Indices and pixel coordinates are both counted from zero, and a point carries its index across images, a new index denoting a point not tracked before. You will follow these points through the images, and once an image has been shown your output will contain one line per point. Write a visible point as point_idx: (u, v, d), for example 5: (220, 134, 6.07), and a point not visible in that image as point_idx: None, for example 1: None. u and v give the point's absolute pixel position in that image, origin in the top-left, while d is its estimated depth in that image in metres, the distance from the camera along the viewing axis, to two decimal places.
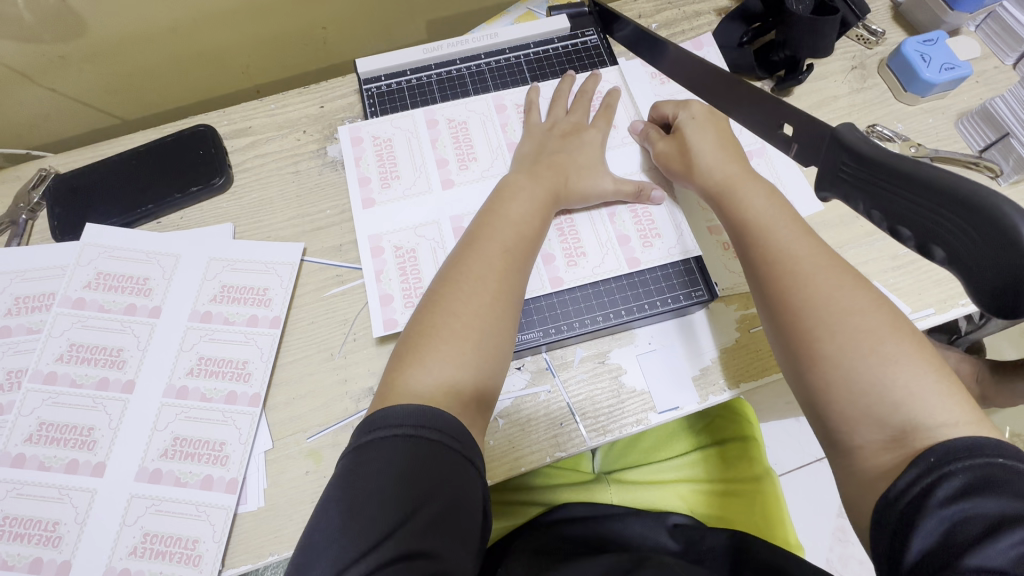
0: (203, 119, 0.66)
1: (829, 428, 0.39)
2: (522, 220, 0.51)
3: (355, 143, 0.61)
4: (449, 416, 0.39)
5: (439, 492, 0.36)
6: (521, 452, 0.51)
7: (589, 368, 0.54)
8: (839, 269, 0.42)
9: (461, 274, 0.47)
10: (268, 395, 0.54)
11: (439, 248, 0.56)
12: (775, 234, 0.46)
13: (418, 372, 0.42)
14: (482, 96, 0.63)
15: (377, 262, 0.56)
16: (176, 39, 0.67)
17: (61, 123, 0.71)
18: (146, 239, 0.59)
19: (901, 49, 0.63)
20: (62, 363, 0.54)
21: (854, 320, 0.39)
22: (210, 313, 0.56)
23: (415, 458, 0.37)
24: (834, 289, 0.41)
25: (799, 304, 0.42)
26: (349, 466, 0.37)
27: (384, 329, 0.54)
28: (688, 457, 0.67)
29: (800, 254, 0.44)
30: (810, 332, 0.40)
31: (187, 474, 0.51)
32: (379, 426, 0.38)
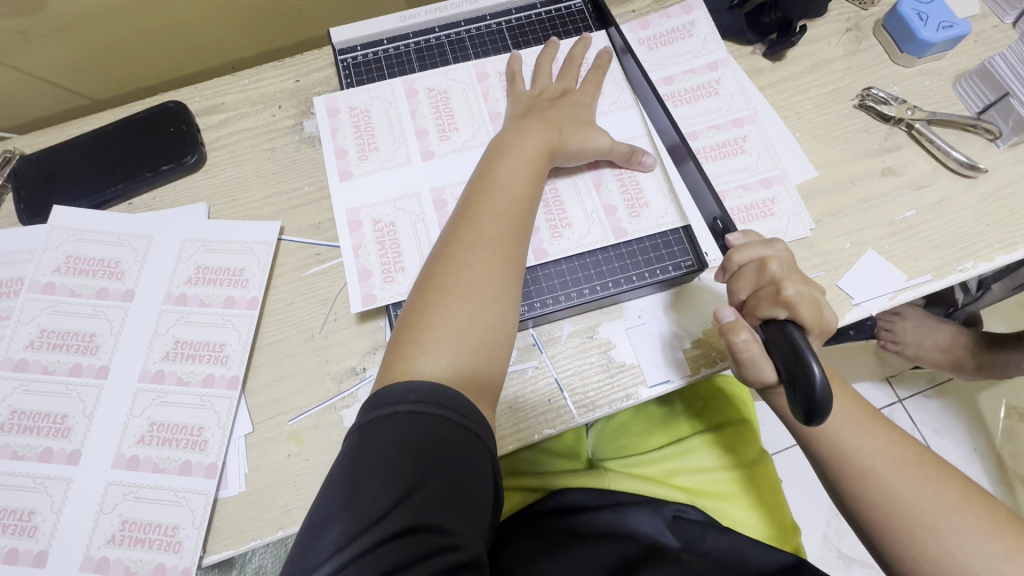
0: (174, 96, 0.63)
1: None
2: (520, 187, 0.49)
3: (331, 115, 0.58)
4: (453, 392, 0.38)
5: (446, 465, 0.35)
6: (508, 431, 0.50)
7: (578, 343, 0.53)
8: (894, 444, 0.47)
9: (459, 246, 0.45)
10: (247, 377, 0.52)
11: (419, 221, 0.54)
12: (844, 438, 0.47)
13: (417, 349, 0.41)
14: (463, 64, 0.61)
15: (355, 237, 0.54)
16: (142, 12, 0.64)
17: (27, 103, 0.68)
18: (117, 220, 0.57)
19: (897, 8, 0.61)
20: (33, 350, 0.52)
21: (921, 493, 0.44)
22: (186, 295, 0.54)
23: (421, 435, 0.35)
24: (910, 486, 0.45)
25: (875, 494, 0.45)
26: (353, 445, 0.36)
27: (362, 304, 0.52)
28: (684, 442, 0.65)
29: (868, 456, 0.46)
30: (889, 509, 0.45)
31: (166, 460, 0.49)
32: (381, 402, 0.37)
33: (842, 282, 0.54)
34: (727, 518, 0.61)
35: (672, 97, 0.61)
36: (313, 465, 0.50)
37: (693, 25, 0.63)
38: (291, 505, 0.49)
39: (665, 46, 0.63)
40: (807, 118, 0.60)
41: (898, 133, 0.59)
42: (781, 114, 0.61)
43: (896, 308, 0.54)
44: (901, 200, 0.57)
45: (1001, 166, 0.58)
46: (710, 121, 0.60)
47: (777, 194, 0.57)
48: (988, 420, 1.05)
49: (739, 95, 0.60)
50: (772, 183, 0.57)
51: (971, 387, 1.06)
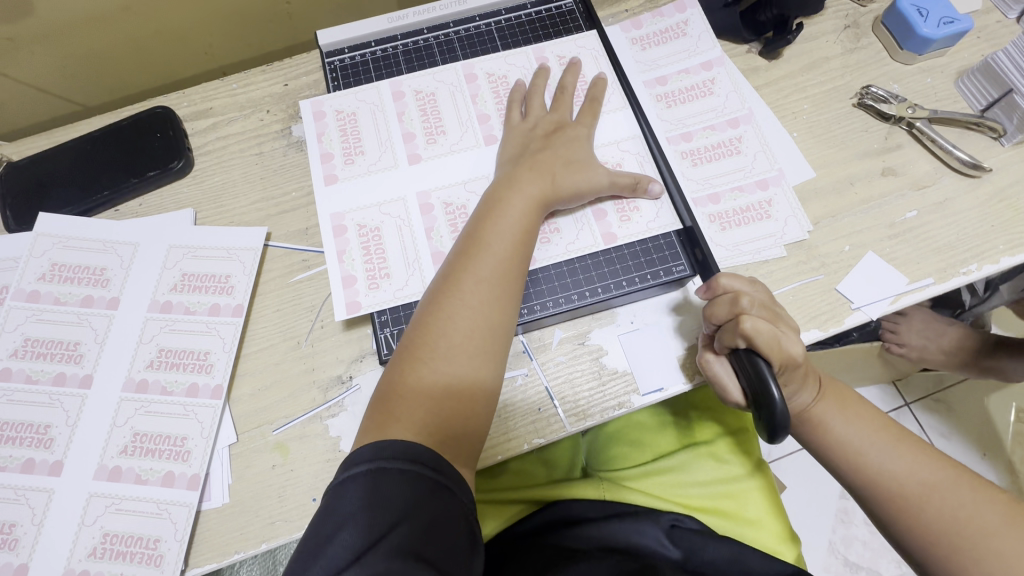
0: (162, 101, 0.63)
1: None
2: (510, 251, 0.47)
3: (318, 119, 0.57)
4: (427, 449, 0.38)
5: (416, 516, 0.35)
6: (496, 441, 0.49)
7: (569, 350, 0.51)
8: (928, 464, 0.45)
9: (444, 315, 0.44)
10: (232, 386, 0.51)
11: (405, 226, 0.54)
12: (871, 461, 0.46)
13: (392, 418, 0.41)
14: (451, 65, 0.60)
15: (339, 243, 0.53)
16: (130, 18, 0.64)
17: (17, 110, 0.68)
18: (103, 228, 0.56)
19: (896, 4, 0.59)
20: (17, 360, 0.52)
21: (962, 516, 0.42)
22: (170, 302, 0.53)
23: (389, 489, 0.36)
24: (943, 507, 0.43)
25: (912, 518, 0.44)
26: (327, 501, 0.36)
27: (347, 312, 0.51)
28: (677, 450, 0.64)
29: (898, 479, 0.45)
30: (927, 535, 0.43)
31: (148, 471, 0.48)
32: (355, 459, 0.37)
33: (841, 285, 0.52)
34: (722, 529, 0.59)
35: (666, 98, 0.59)
36: (298, 476, 0.49)
37: (686, 24, 0.62)
38: (276, 517, 0.48)
39: (659, 46, 0.62)
40: (804, 117, 0.59)
41: (899, 132, 0.58)
42: (777, 113, 0.59)
43: (897, 312, 0.52)
44: (902, 200, 0.55)
45: (1005, 165, 0.56)
46: (704, 122, 0.58)
47: (773, 196, 0.55)
48: (998, 426, 1.02)
49: (735, 94, 0.59)
50: (768, 184, 0.56)
51: (979, 391, 1.04)
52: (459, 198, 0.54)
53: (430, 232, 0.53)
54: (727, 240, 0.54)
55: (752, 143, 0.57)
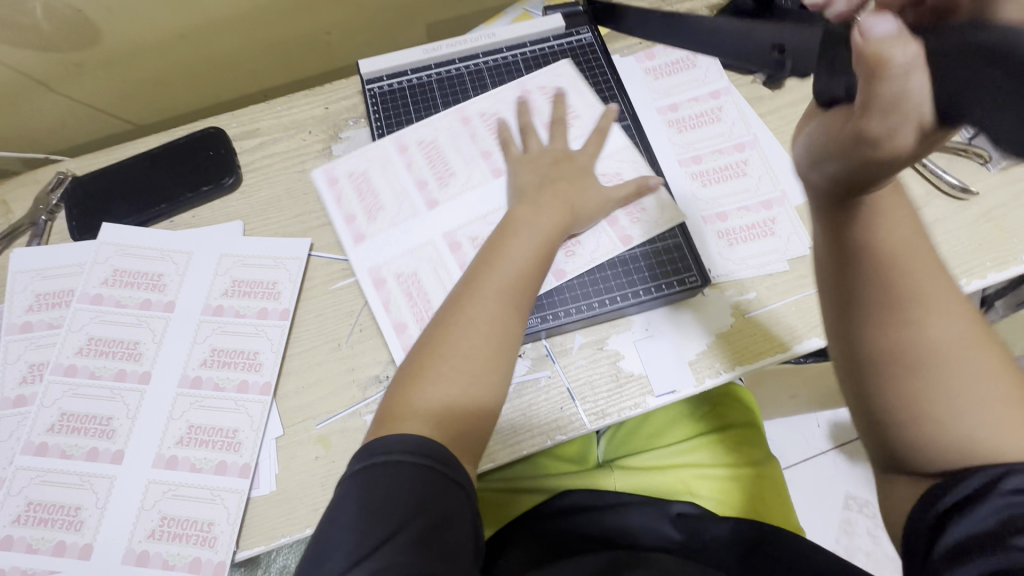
0: (213, 121, 0.68)
1: (903, 455, 0.39)
2: (525, 265, 0.52)
3: (331, 184, 0.63)
4: (437, 446, 0.41)
5: (423, 508, 0.38)
6: (522, 437, 0.53)
7: (588, 354, 0.56)
8: (975, 336, 0.38)
9: (462, 321, 0.49)
10: (278, 384, 0.56)
11: (438, 263, 0.58)
12: (906, 280, 0.40)
13: (408, 411, 0.45)
14: (460, 103, 0.66)
15: (382, 294, 0.58)
16: (185, 45, 0.70)
17: (77, 128, 0.74)
18: (161, 237, 0.61)
19: None
20: (82, 357, 0.56)
21: (971, 384, 0.37)
22: (222, 306, 0.58)
23: (397, 483, 0.39)
24: (974, 377, 0.37)
25: (926, 363, 0.38)
26: (341, 493, 0.40)
27: (411, 370, 0.56)
28: (680, 445, 0.70)
29: (933, 325, 0.39)
30: (927, 390, 0.38)
31: (202, 460, 0.52)
32: (369, 453, 0.41)
33: None
34: (717, 511, 0.65)
35: (677, 123, 0.65)
36: (339, 467, 0.53)
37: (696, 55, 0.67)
38: (319, 504, 0.52)
39: (671, 75, 0.67)
40: None
41: None
42: (782, 138, 0.64)
43: None
44: None
45: (992, 189, 0.60)
46: (714, 145, 0.63)
47: (776, 215, 0.60)
48: None
49: (741, 121, 0.64)
50: (772, 204, 0.61)
51: None
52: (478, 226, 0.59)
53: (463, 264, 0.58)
54: (735, 255, 0.58)
55: (756, 166, 0.62)
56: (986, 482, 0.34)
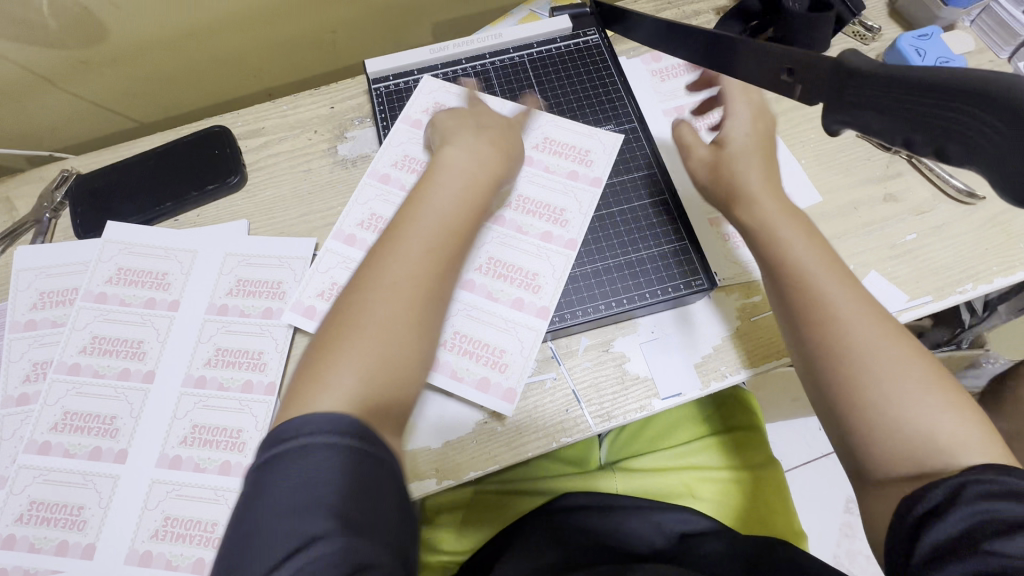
0: (219, 120, 0.68)
1: (858, 453, 0.43)
2: (445, 228, 0.47)
3: (310, 315, 0.56)
4: (355, 420, 0.36)
5: (351, 495, 0.33)
6: (527, 439, 0.53)
7: (594, 356, 0.55)
8: (884, 324, 0.45)
9: (376, 278, 0.44)
10: (283, 384, 0.55)
11: (462, 309, 0.55)
12: (819, 285, 0.47)
13: (313, 381, 0.39)
14: (394, 125, 0.65)
15: (446, 368, 0.53)
16: (191, 44, 0.70)
17: (81, 126, 0.74)
18: (166, 236, 0.61)
19: (896, 44, 0.64)
20: (86, 355, 0.56)
21: (892, 373, 0.42)
22: (227, 305, 0.58)
23: (313, 470, 0.33)
24: (890, 359, 0.43)
25: (852, 361, 0.43)
26: (249, 487, 0.34)
27: (507, 402, 0.52)
28: (682, 447, 0.71)
29: (848, 323, 0.45)
30: (859, 383, 0.43)
31: (206, 460, 0.52)
32: (272, 439, 0.35)
33: None
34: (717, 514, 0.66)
35: None
36: None
37: None
38: None
39: (677, 78, 0.67)
40: (811, 145, 0.63)
41: (898, 162, 0.63)
42: (788, 142, 0.64)
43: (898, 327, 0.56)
44: (902, 224, 0.60)
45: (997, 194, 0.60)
46: None
47: None
48: None
49: None
50: None
51: None
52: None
53: (491, 296, 0.56)
54: (742, 258, 0.58)
55: None
56: (946, 495, 0.36)
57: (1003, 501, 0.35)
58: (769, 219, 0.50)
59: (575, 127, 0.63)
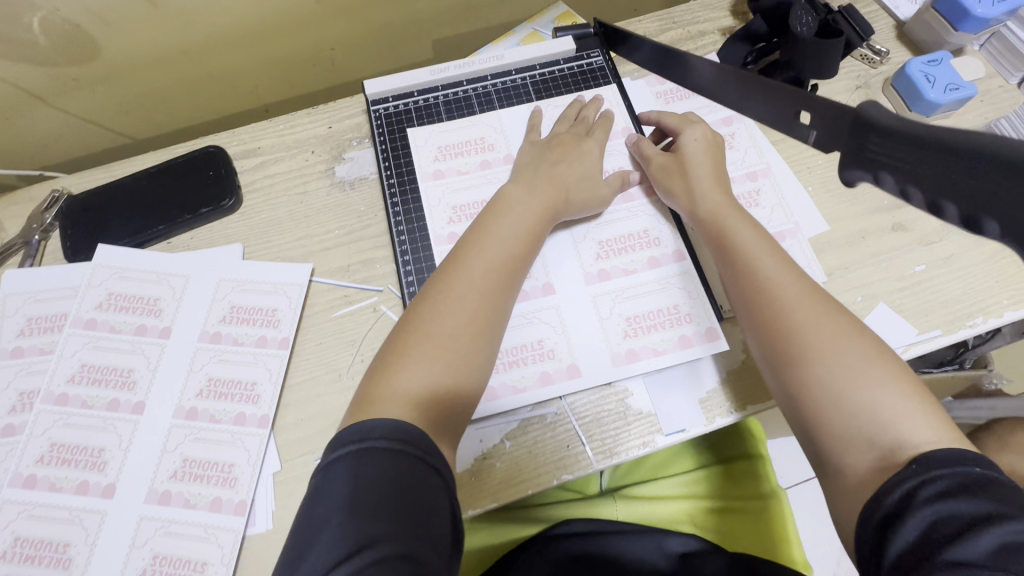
0: (214, 139, 0.67)
1: (822, 452, 0.43)
2: (504, 247, 0.53)
3: None
4: (418, 430, 0.40)
5: (407, 499, 0.36)
6: (527, 475, 0.52)
7: (596, 390, 0.54)
8: (822, 304, 0.48)
9: (439, 296, 0.49)
10: (277, 416, 0.54)
11: (619, 296, 0.57)
12: (761, 269, 0.51)
13: (386, 399, 0.43)
14: (421, 188, 0.63)
15: (539, 381, 0.54)
16: (186, 61, 0.68)
17: (74, 142, 0.73)
18: (157, 259, 0.60)
19: (905, 70, 0.63)
20: (74, 385, 0.55)
21: (832, 350, 0.45)
22: (220, 333, 0.57)
23: (385, 471, 0.37)
24: (831, 336, 0.46)
25: (790, 335, 0.47)
26: (321, 480, 0.38)
27: (717, 339, 0.55)
28: (678, 477, 0.70)
29: (788, 301, 0.48)
30: (803, 361, 0.45)
31: (197, 495, 0.51)
32: (338, 442, 0.40)
33: None
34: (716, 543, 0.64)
35: None
36: None
37: None
38: None
39: (682, 100, 0.66)
40: (818, 171, 0.62)
41: None
42: (794, 168, 0.63)
43: (907, 361, 0.55)
44: (911, 254, 0.58)
45: None
46: None
47: (789, 247, 0.59)
48: None
49: (753, 150, 0.63)
50: (784, 236, 0.59)
51: None
52: (538, 272, 0.58)
53: (628, 271, 0.58)
54: None
55: (768, 197, 0.61)
56: (901, 498, 0.37)
57: (952, 501, 0.35)
58: (717, 213, 0.55)
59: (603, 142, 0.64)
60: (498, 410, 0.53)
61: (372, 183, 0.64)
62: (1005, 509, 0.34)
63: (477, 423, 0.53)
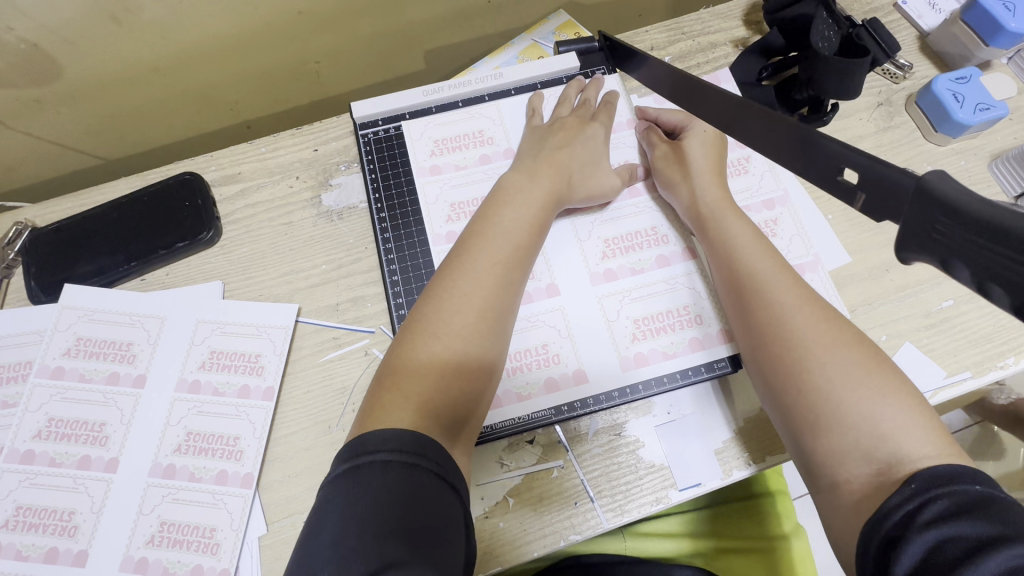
0: (189, 165, 0.62)
1: (814, 465, 0.40)
2: (510, 236, 0.49)
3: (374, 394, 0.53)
4: (433, 440, 0.37)
5: (423, 519, 0.33)
6: (531, 536, 0.48)
7: (605, 442, 0.51)
8: (818, 307, 0.44)
9: (444, 290, 0.45)
10: (262, 473, 0.50)
11: (628, 297, 0.54)
12: (757, 267, 0.48)
13: (376, 404, 0.40)
14: (417, 184, 0.60)
15: (542, 391, 0.51)
16: (157, 77, 0.63)
17: (40, 165, 0.67)
18: (130, 300, 0.55)
19: (931, 87, 0.59)
20: (40, 441, 0.50)
21: (828, 354, 0.41)
22: (199, 382, 0.53)
23: (401, 487, 0.34)
24: (828, 340, 0.42)
25: (785, 338, 0.43)
26: (326, 496, 0.34)
27: (725, 342, 0.53)
28: (690, 513, 0.66)
29: (783, 302, 0.45)
30: (799, 367, 0.42)
31: (176, 563, 0.47)
32: (341, 456, 0.36)
33: None
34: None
35: None
36: None
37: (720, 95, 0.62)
38: None
39: None
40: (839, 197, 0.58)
41: None
42: (814, 193, 0.59)
43: (934, 406, 0.52)
44: (939, 289, 0.55)
45: None
46: (740, 201, 0.58)
47: (809, 282, 0.55)
48: None
49: (769, 175, 0.59)
50: (804, 270, 0.55)
51: None
52: (542, 273, 0.55)
53: (636, 270, 0.55)
54: None
55: (785, 227, 0.57)
56: (900, 520, 0.33)
57: (951, 521, 0.31)
58: (712, 208, 0.52)
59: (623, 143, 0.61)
60: (501, 464, 0.50)
61: (362, 213, 0.60)
62: (1012, 531, 0.29)
63: (478, 479, 0.50)
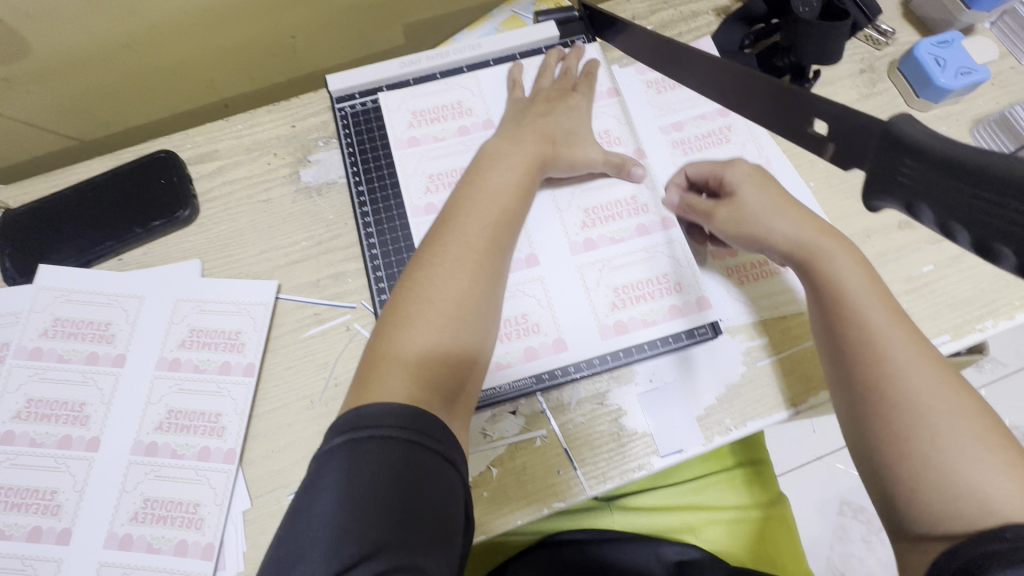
0: (164, 143, 0.61)
1: (904, 519, 0.37)
2: (501, 208, 0.48)
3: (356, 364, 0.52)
4: (433, 417, 0.36)
5: (420, 495, 0.33)
6: (513, 504, 0.48)
7: (588, 411, 0.51)
8: (944, 373, 0.39)
9: (434, 257, 0.45)
10: (245, 449, 0.50)
11: (607, 266, 0.54)
12: (866, 313, 0.42)
13: (370, 376, 0.40)
14: (395, 156, 0.59)
15: (524, 360, 0.51)
16: (128, 53, 0.61)
17: (13, 145, 0.66)
18: (108, 279, 0.55)
19: (913, 53, 0.59)
20: (20, 422, 0.50)
21: (943, 421, 0.37)
22: (179, 359, 0.52)
23: (396, 463, 0.33)
24: (949, 409, 0.38)
25: (901, 398, 0.39)
26: (320, 466, 0.34)
27: (706, 309, 0.53)
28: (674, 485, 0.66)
29: (894, 356, 0.40)
30: (908, 430, 0.38)
31: (160, 539, 0.47)
32: (335, 429, 0.35)
33: None
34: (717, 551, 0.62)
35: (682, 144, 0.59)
36: None
37: None
38: None
39: (673, 90, 0.61)
40: (821, 165, 0.58)
41: None
42: (795, 160, 0.58)
43: None
44: (918, 254, 0.55)
45: None
46: None
47: None
48: None
49: (751, 143, 0.59)
50: None
51: None
52: (522, 243, 0.54)
53: (616, 239, 0.55)
54: (749, 294, 0.54)
55: None
56: None
57: None
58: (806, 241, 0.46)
59: (604, 111, 0.60)
60: (484, 435, 0.50)
61: (341, 188, 0.59)
62: None
63: None
